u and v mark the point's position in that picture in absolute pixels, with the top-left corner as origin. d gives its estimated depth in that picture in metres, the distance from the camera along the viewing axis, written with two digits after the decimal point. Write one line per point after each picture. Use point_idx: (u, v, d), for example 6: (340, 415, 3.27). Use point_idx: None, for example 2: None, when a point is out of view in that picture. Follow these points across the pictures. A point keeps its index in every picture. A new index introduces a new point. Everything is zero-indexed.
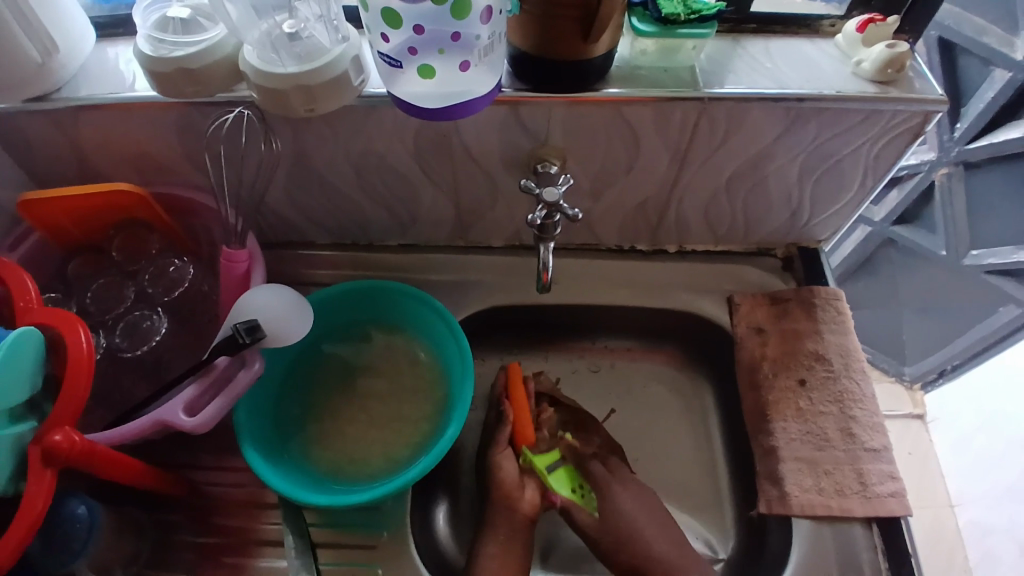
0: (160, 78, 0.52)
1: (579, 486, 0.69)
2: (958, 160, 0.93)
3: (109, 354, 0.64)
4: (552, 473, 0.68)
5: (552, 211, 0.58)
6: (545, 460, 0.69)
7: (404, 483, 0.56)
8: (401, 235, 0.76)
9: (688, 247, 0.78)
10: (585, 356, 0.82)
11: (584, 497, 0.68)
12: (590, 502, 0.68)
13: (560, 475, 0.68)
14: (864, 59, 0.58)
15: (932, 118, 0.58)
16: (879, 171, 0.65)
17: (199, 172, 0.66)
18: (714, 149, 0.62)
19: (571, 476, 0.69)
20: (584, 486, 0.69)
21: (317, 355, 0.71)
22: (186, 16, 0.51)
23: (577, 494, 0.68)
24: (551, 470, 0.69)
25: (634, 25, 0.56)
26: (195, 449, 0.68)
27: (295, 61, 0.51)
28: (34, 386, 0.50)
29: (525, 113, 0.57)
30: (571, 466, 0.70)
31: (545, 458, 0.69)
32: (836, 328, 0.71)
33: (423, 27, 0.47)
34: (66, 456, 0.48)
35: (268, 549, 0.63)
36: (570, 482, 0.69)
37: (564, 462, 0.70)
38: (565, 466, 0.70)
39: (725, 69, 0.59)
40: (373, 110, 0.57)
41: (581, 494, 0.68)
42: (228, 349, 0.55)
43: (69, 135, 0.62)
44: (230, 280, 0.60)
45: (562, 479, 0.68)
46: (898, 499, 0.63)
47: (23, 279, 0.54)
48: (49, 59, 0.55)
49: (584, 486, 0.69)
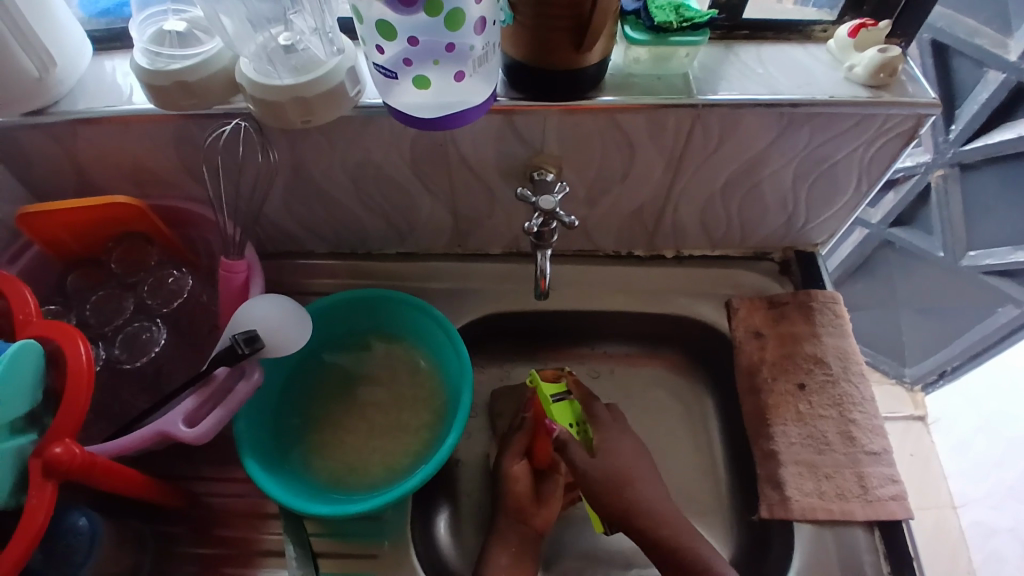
0: (157, 92, 0.53)
1: (578, 422, 0.69)
2: (952, 161, 0.93)
3: (108, 366, 0.64)
4: (557, 404, 0.68)
5: (549, 218, 0.58)
6: (552, 389, 0.69)
7: (404, 492, 0.56)
8: (399, 244, 0.76)
9: (685, 252, 0.78)
10: (585, 362, 0.82)
11: (582, 433, 0.68)
12: (586, 439, 0.68)
13: (563, 407, 0.68)
14: (856, 64, 0.58)
15: (925, 121, 0.58)
16: (873, 174, 0.65)
17: (197, 184, 0.67)
18: (709, 155, 0.62)
19: (572, 412, 0.69)
20: (583, 424, 0.69)
21: (317, 364, 0.72)
22: (182, 29, 0.52)
23: (574, 430, 0.68)
24: (556, 399, 0.69)
25: (627, 33, 0.56)
26: (196, 461, 0.68)
27: (292, 74, 0.51)
28: (33, 399, 0.50)
29: (521, 121, 0.58)
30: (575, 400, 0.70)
31: (554, 388, 0.69)
32: (834, 331, 0.71)
33: (417, 39, 0.48)
34: (66, 469, 0.48)
35: (269, 559, 0.63)
36: (569, 416, 0.69)
37: (570, 397, 0.70)
38: (569, 401, 0.69)
39: (718, 76, 0.59)
40: (369, 120, 0.57)
41: (578, 429, 0.68)
42: (227, 359, 0.55)
43: (67, 149, 0.62)
44: (229, 290, 0.61)
45: (563, 411, 0.68)
46: (899, 502, 0.63)
47: (21, 292, 0.54)
48: (47, 74, 0.55)
49: (582, 422, 0.69)
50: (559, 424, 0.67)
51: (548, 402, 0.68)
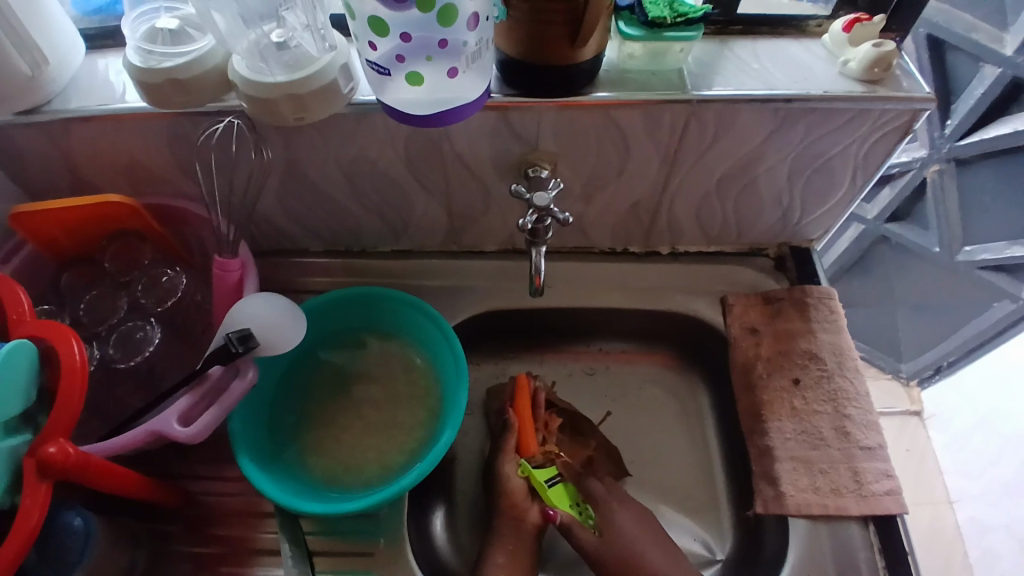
0: (150, 90, 0.52)
1: (577, 503, 0.68)
2: (949, 157, 0.93)
3: (102, 365, 0.64)
4: (552, 488, 0.67)
5: (543, 216, 0.59)
6: (545, 473, 0.68)
7: (398, 489, 0.56)
8: (394, 242, 0.76)
9: (681, 248, 0.78)
10: (581, 359, 0.82)
11: (584, 514, 0.67)
12: (589, 518, 0.67)
13: (559, 490, 0.68)
14: (851, 59, 0.58)
15: (920, 116, 0.58)
16: (868, 170, 0.65)
17: (190, 182, 0.66)
18: (704, 151, 0.62)
19: (569, 494, 0.69)
20: (582, 504, 0.68)
21: (312, 362, 0.71)
22: (174, 26, 0.52)
23: (577, 511, 0.67)
24: (551, 484, 0.68)
25: (622, 29, 0.56)
26: (191, 460, 0.68)
27: (285, 70, 0.51)
28: (27, 398, 0.50)
29: (516, 118, 0.57)
30: (569, 483, 0.69)
31: (546, 472, 0.69)
32: (829, 327, 0.71)
33: (409, 35, 0.47)
34: (60, 468, 0.48)
35: (265, 558, 0.63)
36: (568, 498, 0.68)
37: (562, 479, 0.69)
38: (563, 484, 0.69)
39: (713, 71, 0.59)
40: (363, 117, 0.57)
41: (580, 511, 0.67)
42: (221, 358, 0.55)
43: (59, 147, 0.62)
44: (223, 289, 0.60)
45: (560, 494, 0.68)
46: (894, 497, 0.64)
47: (14, 291, 0.54)
48: (39, 71, 0.55)
49: (582, 503, 0.68)
50: (560, 509, 0.66)
51: (545, 488, 0.67)
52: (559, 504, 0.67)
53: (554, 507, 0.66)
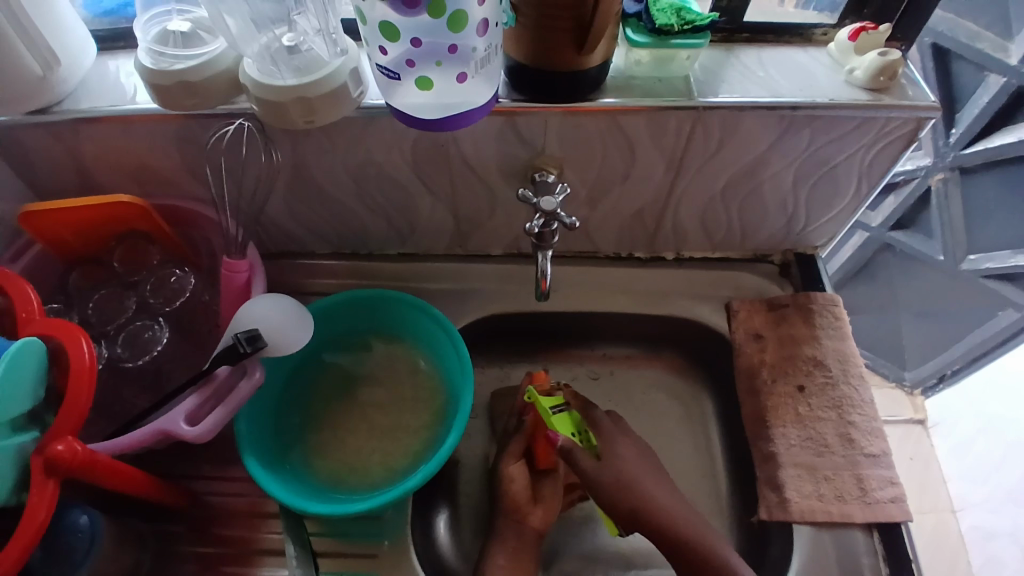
0: (160, 92, 0.53)
1: (581, 430, 0.67)
2: (953, 165, 0.93)
3: (110, 364, 0.64)
4: (557, 415, 0.67)
5: (550, 220, 0.59)
6: (550, 402, 0.68)
7: (403, 491, 0.56)
8: (400, 245, 0.76)
9: (686, 254, 0.78)
10: (585, 364, 0.82)
11: (587, 442, 0.66)
12: (592, 446, 0.66)
13: (564, 418, 0.67)
14: (856, 67, 0.59)
15: (925, 125, 0.58)
16: (873, 177, 0.65)
17: (198, 183, 0.67)
18: (710, 157, 0.63)
19: (573, 422, 0.68)
20: (586, 432, 0.67)
21: (318, 364, 0.72)
22: (186, 28, 0.52)
23: (579, 438, 0.67)
24: (556, 411, 0.67)
25: (629, 36, 0.56)
26: (196, 459, 0.68)
27: (294, 74, 0.51)
28: (35, 396, 0.50)
29: (523, 123, 0.58)
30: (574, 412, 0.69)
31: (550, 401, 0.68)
32: (834, 333, 0.71)
33: (419, 40, 0.48)
34: (68, 466, 0.49)
35: (269, 558, 0.63)
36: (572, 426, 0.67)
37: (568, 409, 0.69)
38: (568, 412, 0.68)
39: (719, 78, 0.59)
40: (371, 121, 0.58)
41: (583, 438, 0.67)
42: (230, 358, 0.55)
43: (70, 148, 0.62)
44: (231, 290, 0.61)
45: (564, 421, 0.67)
46: (898, 505, 0.64)
47: (23, 289, 0.54)
48: (50, 72, 0.56)
49: (586, 431, 0.67)
50: (561, 434, 0.65)
51: (548, 413, 0.66)
52: (562, 430, 0.66)
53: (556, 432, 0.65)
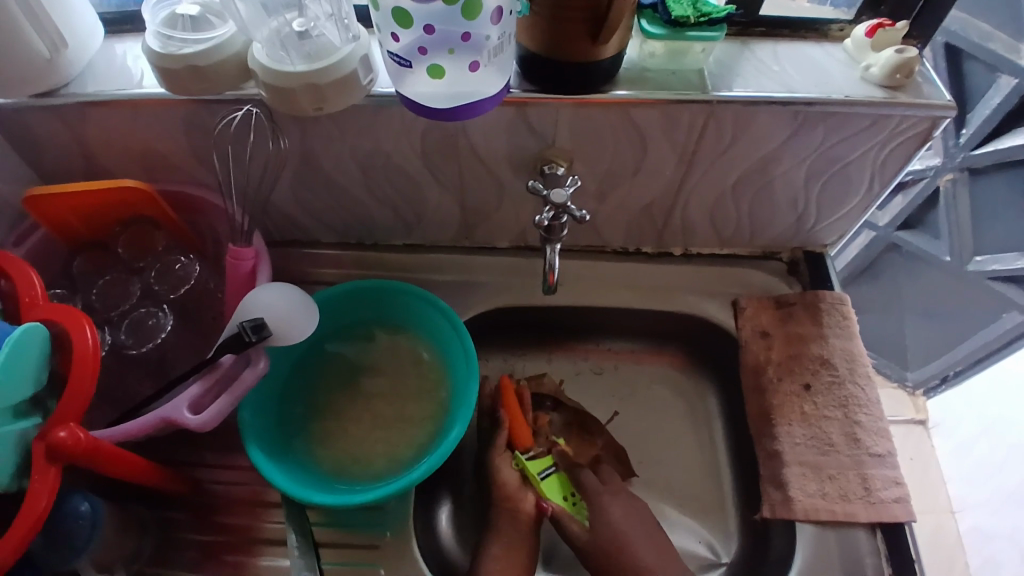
0: (168, 75, 0.52)
1: (571, 495, 0.69)
2: (962, 166, 0.93)
3: (113, 351, 0.64)
4: (546, 480, 0.68)
5: (560, 213, 0.58)
6: (538, 466, 0.69)
7: (407, 483, 0.56)
8: (406, 235, 0.76)
9: (693, 250, 0.78)
10: (590, 358, 0.81)
11: (576, 507, 0.68)
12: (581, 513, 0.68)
13: (552, 482, 0.69)
14: (873, 64, 0.58)
15: (940, 123, 0.58)
16: (886, 176, 0.65)
17: (205, 170, 0.66)
18: (721, 153, 0.62)
19: (563, 485, 0.69)
20: (576, 497, 0.69)
21: (321, 354, 0.71)
22: (195, 12, 0.52)
23: (569, 503, 0.68)
24: (545, 475, 0.69)
25: (643, 27, 0.56)
26: (198, 447, 0.68)
27: (305, 60, 0.51)
28: (38, 382, 0.50)
29: (534, 114, 0.57)
30: (564, 473, 0.70)
31: (539, 465, 0.69)
32: (842, 332, 0.70)
33: (433, 27, 0.47)
34: (70, 453, 0.48)
35: (269, 547, 0.63)
36: (561, 491, 0.69)
37: (557, 471, 0.70)
38: (557, 475, 0.70)
39: (733, 73, 0.59)
40: (381, 109, 0.57)
41: (573, 503, 0.68)
42: (233, 347, 0.55)
43: (76, 132, 0.62)
44: (236, 278, 0.60)
45: (553, 487, 0.68)
46: (902, 505, 0.63)
47: (27, 272, 0.54)
48: (58, 54, 0.55)
49: (576, 495, 0.69)
50: (551, 501, 0.67)
51: (537, 479, 0.68)
52: (551, 495, 0.68)
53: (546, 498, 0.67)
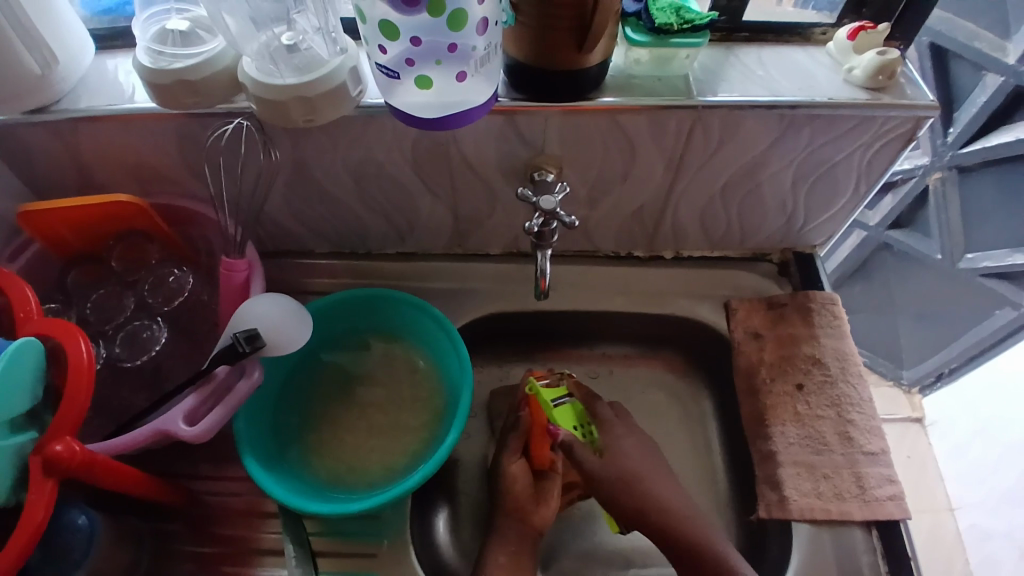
0: (159, 91, 0.53)
1: (582, 425, 0.69)
2: (950, 164, 0.93)
3: (109, 364, 0.64)
4: (559, 407, 0.68)
5: (549, 218, 0.59)
6: (551, 394, 0.68)
7: (403, 491, 0.56)
8: (399, 243, 0.76)
9: (684, 253, 0.78)
10: (584, 363, 0.82)
11: (586, 436, 0.68)
12: (594, 442, 0.68)
13: (564, 410, 0.68)
14: (855, 66, 0.59)
15: (923, 124, 0.58)
16: (872, 177, 0.65)
17: (198, 182, 0.67)
18: (708, 157, 0.63)
19: (574, 415, 0.69)
20: (588, 427, 0.69)
21: (316, 363, 0.72)
22: (185, 28, 0.52)
23: (581, 432, 0.68)
24: (558, 404, 0.68)
25: (629, 35, 0.56)
26: (195, 459, 0.68)
27: (294, 73, 0.51)
28: (34, 396, 0.50)
29: (522, 121, 0.58)
30: (576, 404, 0.70)
31: (553, 392, 0.69)
32: (833, 332, 0.71)
33: (419, 39, 0.48)
34: (66, 466, 0.49)
35: (267, 558, 0.63)
36: (572, 419, 0.69)
37: (570, 400, 0.70)
38: (570, 404, 0.70)
39: (718, 77, 0.59)
40: (371, 120, 0.58)
41: (584, 432, 0.68)
42: (227, 358, 0.55)
43: (68, 146, 0.62)
44: (229, 290, 0.61)
45: (566, 415, 0.68)
46: (897, 503, 0.64)
47: (22, 289, 0.54)
48: (49, 71, 0.55)
49: (587, 426, 0.69)
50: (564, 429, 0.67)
51: (551, 407, 0.67)
52: (563, 424, 0.67)
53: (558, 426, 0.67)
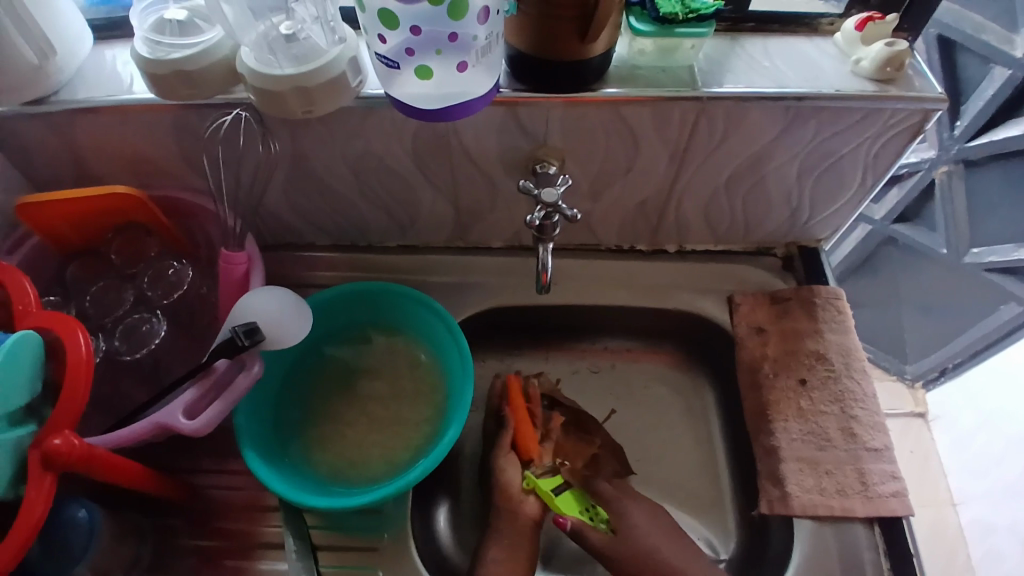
0: (157, 81, 0.52)
1: (588, 507, 0.67)
2: (957, 158, 0.92)
3: (107, 358, 0.64)
4: (560, 496, 0.66)
5: (551, 212, 0.58)
6: (550, 483, 0.67)
7: (402, 486, 0.56)
8: (400, 237, 0.76)
9: (688, 247, 0.77)
10: (586, 357, 0.81)
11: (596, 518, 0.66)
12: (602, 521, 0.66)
13: (567, 498, 0.67)
14: (863, 58, 0.58)
15: (932, 116, 0.58)
16: (878, 170, 0.64)
17: (197, 175, 0.66)
18: (713, 150, 0.62)
19: (577, 500, 0.68)
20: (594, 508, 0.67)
21: (317, 356, 0.71)
22: (182, 17, 0.51)
23: (587, 515, 0.66)
24: (558, 492, 0.67)
25: (632, 24, 0.55)
26: (195, 452, 0.68)
27: (293, 63, 0.50)
28: (33, 390, 0.50)
29: (524, 113, 0.57)
30: (576, 490, 0.68)
31: (551, 481, 0.67)
32: (837, 327, 0.70)
33: (419, 28, 0.47)
34: (66, 461, 0.48)
35: (267, 551, 0.63)
36: (577, 505, 0.67)
37: (569, 487, 0.68)
38: (570, 491, 0.68)
39: (724, 68, 0.59)
40: (370, 111, 0.57)
41: (592, 515, 0.66)
42: (227, 351, 0.55)
43: (67, 138, 0.62)
44: (229, 282, 0.60)
45: (569, 501, 0.67)
46: (900, 499, 0.63)
47: (21, 282, 0.54)
48: (48, 63, 0.55)
49: (592, 508, 0.67)
50: (570, 517, 0.66)
51: (552, 498, 0.66)
52: (568, 511, 0.66)
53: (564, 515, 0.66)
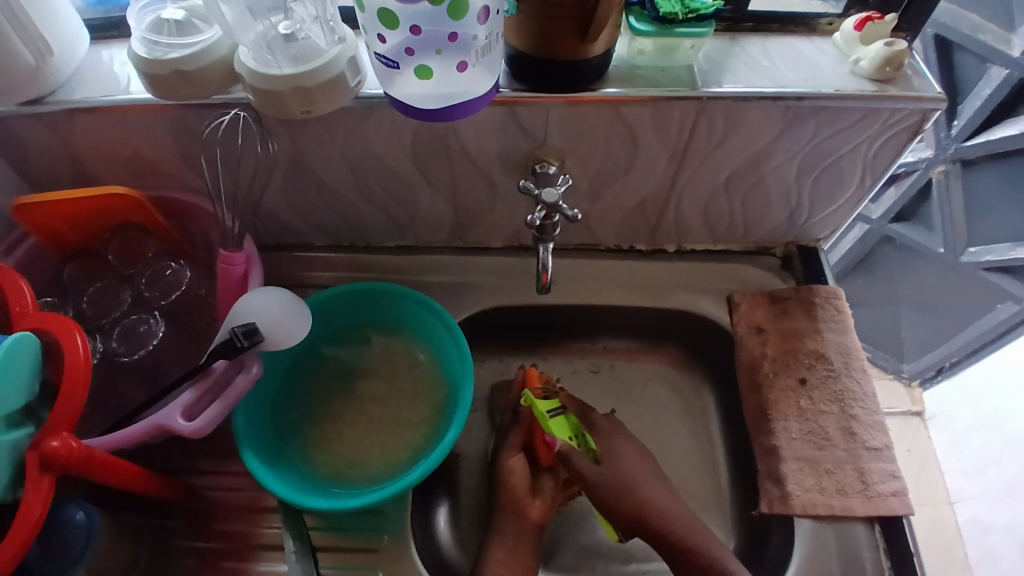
0: (155, 80, 0.52)
1: (577, 434, 0.67)
2: (954, 158, 0.93)
3: (106, 359, 0.63)
4: (553, 418, 0.66)
5: (552, 212, 0.58)
6: (546, 405, 0.67)
7: (403, 486, 0.56)
8: (399, 237, 0.75)
9: (687, 246, 0.77)
10: (585, 357, 0.81)
11: (583, 444, 0.67)
12: (590, 450, 0.66)
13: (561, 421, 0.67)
14: (862, 58, 0.58)
15: (931, 116, 0.58)
16: (877, 170, 0.65)
17: (195, 175, 0.66)
18: (712, 150, 0.62)
19: (570, 426, 0.68)
20: (583, 436, 0.67)
21: (316, 357, 0.71)
22: (181, 17, 0.51)
23: (577, 442, 0.67)
24: (552, 415, 0.67)
25: (632, 24, 0.55)
26: (193, 453, 0.68)
27: (291, 63, 0.50)
28: (30, 392, 0.49)
29: (523, 113, 0.57)
30: (570, 416, 0.68)
31: (547, 404, 0.67)
32: (836, 326, 0.70)
33: (419, 28, 0.47)
34: (64, 462, 0.48)
35: (267, 553, 0.63)
36: (569, 430, 0.67)
37: (564, 412, 0.68)
38: (565, 415, 0.68)
39: (723, 68, 0.59)
40: (369, 111, 0.57)
41: (580, 442, 0.67)
42: (226, 353, 0.55)
43: (64, 139, 0.61)
44: (228, 283, 0.60)
45: (562, 426, 0.67)
46: (900, 498, 0.63)
47: (18, 283, 0.53)
48: (43, 62, 0.54)
49: (583, 435, 0.67)
50: (560, 439, 0.65)
51: (546, 418, 0.65)
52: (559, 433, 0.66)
53: (553, 437, 0.65)
